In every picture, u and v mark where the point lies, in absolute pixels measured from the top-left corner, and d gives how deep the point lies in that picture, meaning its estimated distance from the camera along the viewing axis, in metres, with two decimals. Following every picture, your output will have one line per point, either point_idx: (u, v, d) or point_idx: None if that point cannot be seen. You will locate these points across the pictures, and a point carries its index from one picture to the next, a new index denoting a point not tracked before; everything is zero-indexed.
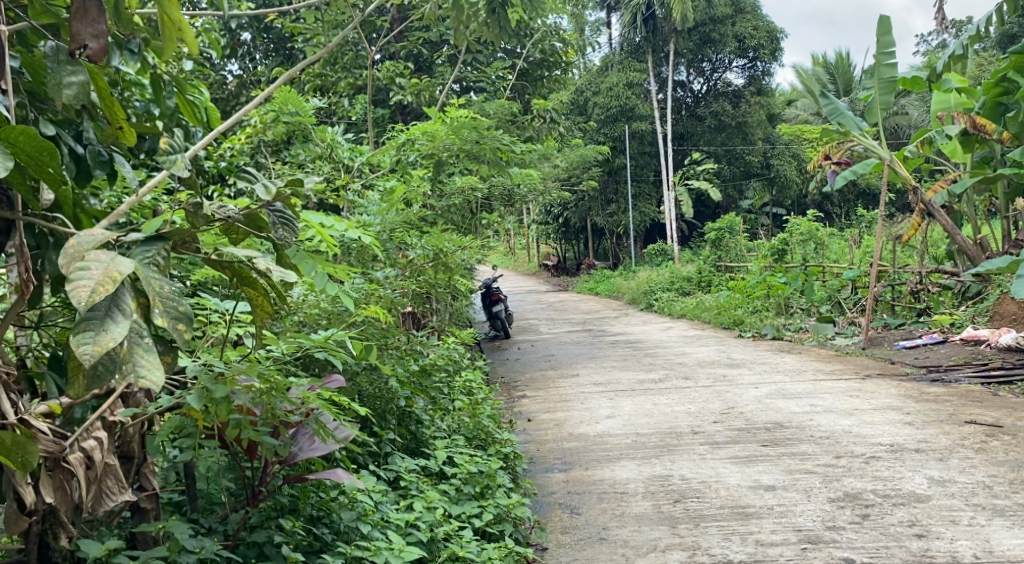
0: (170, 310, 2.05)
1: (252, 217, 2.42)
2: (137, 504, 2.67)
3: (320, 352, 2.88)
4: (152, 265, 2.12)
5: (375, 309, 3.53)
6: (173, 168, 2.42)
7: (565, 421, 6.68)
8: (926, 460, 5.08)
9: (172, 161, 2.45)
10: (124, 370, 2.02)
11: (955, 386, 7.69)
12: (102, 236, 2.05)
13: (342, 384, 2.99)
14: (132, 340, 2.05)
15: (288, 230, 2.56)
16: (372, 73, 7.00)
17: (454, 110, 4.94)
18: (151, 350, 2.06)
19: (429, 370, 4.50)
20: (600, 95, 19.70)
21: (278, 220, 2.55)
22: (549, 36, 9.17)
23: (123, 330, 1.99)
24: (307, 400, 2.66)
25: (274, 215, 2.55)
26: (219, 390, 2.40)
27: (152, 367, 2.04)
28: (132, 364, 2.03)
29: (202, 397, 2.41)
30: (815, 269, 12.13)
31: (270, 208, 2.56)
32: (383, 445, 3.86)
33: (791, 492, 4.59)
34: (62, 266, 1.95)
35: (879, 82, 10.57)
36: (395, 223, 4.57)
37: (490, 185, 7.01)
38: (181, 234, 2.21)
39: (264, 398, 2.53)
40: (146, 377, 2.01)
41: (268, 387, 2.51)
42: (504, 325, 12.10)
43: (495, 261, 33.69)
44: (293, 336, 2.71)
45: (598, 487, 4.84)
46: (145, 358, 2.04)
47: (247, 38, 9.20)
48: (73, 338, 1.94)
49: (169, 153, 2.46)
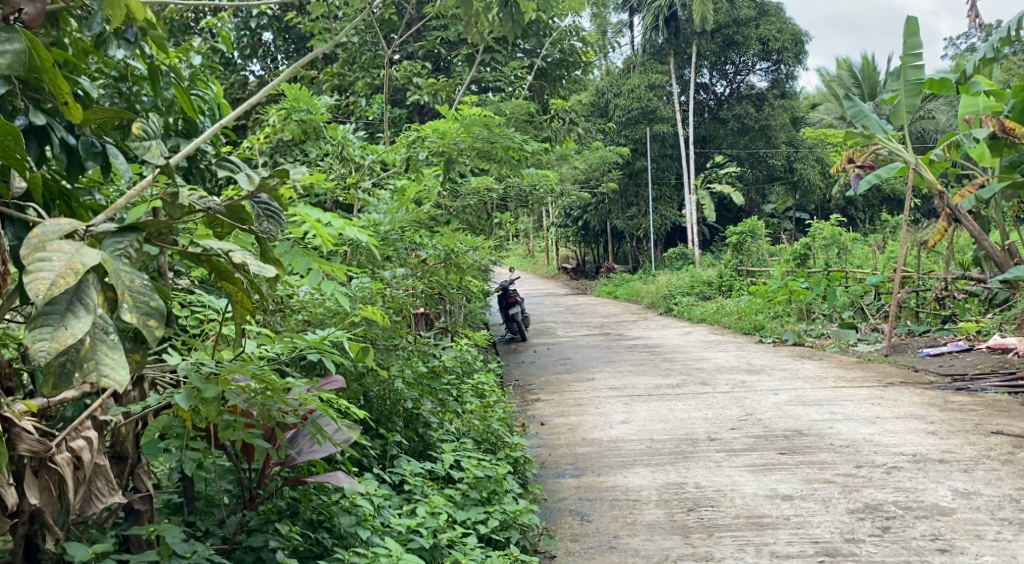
0: (140, 306, 1.97)
1: (234, 208, 2.36)
2: (131, 506, 2.56)
3: (314, 352, 2.79)
4: (123, 257, 2.06)
5: (374, 309, 3.41)
6: (145, 155, 2.36)
7: (579, 425, 6.57)
8: (950, 471, 4.94)
9: (146, 147, 2.38)
10: (85, 369, 1.95)
11: (981, 395, 7.52)
12: (68, 227, 2.00)
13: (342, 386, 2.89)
14: (96, 336, 1.98)
15: (274, 223, 2.53)
16: (388, 71, 6.94)
17: (467, 108, 4.85)
18: (116, 347, 1.99)
19: (438, 372, 4.39)
20: (621, 97, 19.59)
21: (264, 212, 2.53)
22: (569, 37, 9.10)
23: (85, 325, 1.91)
24: (305, 401, 2.56)
25: (258, 206, 2.54)
26: (210, 390, 2.32)
27: (117, 365, 1.97)
28: (95, 361, 1.96)
29: (192, 398, 2.33)
30: (838, 274, 11.95)
31: (255, 199, 2.55)
32: (389, 448, 3.77)
33: (810, 502, 4.47)
34: (22, 257, 1.88)
35: (905, 85, 10.42)
36: (405, 222, 4.44)
37: (506, 185, 6.93)
38: (155, 224, 2.15)
39: (259, 400, 2.44)
40: (108, 376, 1.94)
41: (263, 387, 2.42)
42: (520, 328, 12.01)
43: (514, 263, 33.56)
44: (288, 336, 2.62)
45: (610, 494, 4.73)
46: (109, 356, 1.97)
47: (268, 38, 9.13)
48: (29, 334, 1.86)
49: (144, 140, 2.40)
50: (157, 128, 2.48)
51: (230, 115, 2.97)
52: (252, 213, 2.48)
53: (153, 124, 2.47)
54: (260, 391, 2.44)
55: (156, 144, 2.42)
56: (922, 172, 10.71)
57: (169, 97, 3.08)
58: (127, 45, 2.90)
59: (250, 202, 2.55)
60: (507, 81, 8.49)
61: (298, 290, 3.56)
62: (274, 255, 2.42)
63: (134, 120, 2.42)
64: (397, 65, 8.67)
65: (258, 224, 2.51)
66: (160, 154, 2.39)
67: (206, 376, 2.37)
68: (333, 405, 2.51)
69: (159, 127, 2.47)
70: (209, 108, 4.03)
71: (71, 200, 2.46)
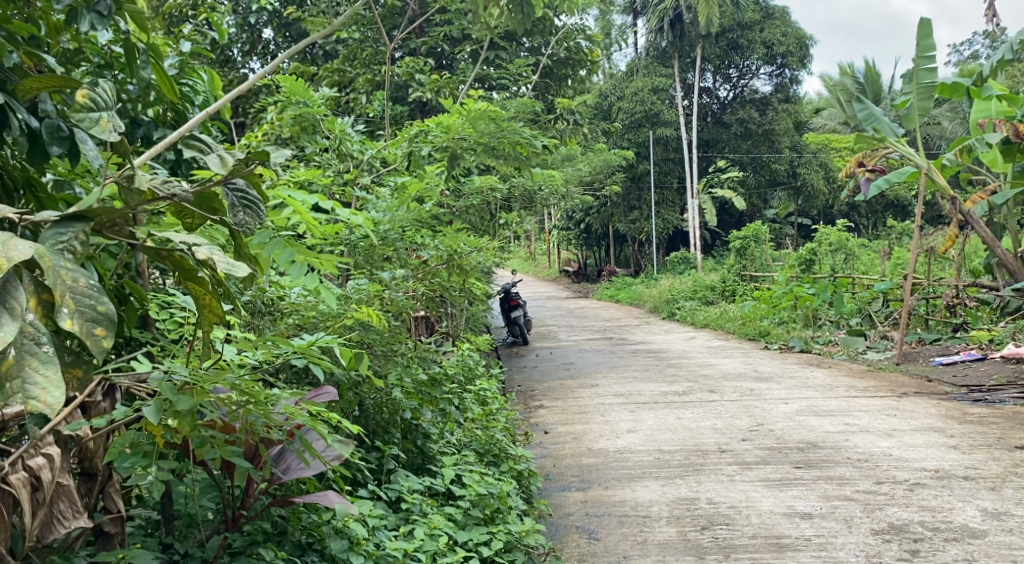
0: (84, 311, 1.83)
1: (205, 195, 2.16)
2: (99, 529, 2.29)
3: (298, 359, 2.54)
4: (66, 252, 1.88)
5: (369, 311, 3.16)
6: (93, 129, 2.10)
7: (584, 434, 6.33)
8: (977, 490, 4.71)
9: (93, 120, 2.11)
10: (11, 388, 1.77)
11: (998, 408, 7.29)
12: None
13: (334, 398, 2.63)
14: (24, 348, 1.79)
15: (250, 214, 2.35)
16: (389, 66, 6.67)
17: (472, 101, 4.49)
18: (49, 362, 1.81)
19: (439, 379, 4.05)
20: (625, 99, 19.31)
21: (240, 202, 2.35)
22: (575, 34, 8.85)
23: (9, 333, 1.73)
24: (293, 414, 2.30)
25: (233, 195, 2.35)
26: (183, 402, 2.08)
27: (48, 384, 1.79)
28: (21, 380, 1.78)
29: (161, 410, 2.09)
30: (845, 280, 11.54)
31: (228, 184, 2.35)
32: (385, 462, 3.52)
33: (830, 521, 4.23)
34: None
35: (917, 88, 10.18)
36: (406, 221, 4.16)
37: (510, 185, 6.70)
38: (109, 213, 1.97)
39: (241, 414, 2.21)
40: (37, 398, 1.77)
41: (246, 398, 2.17)
42: (522, 332, 11.79)
43: (513, 267, 33.24)
44: (271, 340, 2.37)
45: (618, 509, 4.50)
46: (39, 372, 1.79)
47: (268, 35, 8.87)
48: None
49: (92, 111, 2.13)
50: (111, 96, 2.20)
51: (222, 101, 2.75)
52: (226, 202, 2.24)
53: (105, 92, 2.19)
54: (242, 404, 2.19)
55: (108, 117, 2.15)
56: (933, 177, 10.43)
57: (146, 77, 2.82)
58: (97, 18, 2.59)
59: (224, 188, 2.36)
60: (512, 79, 8.22)
61: (289, 292, 3.28)
62: (248, 250, 2.19)
63: (79, 88, 2.13)
64: (398, 62, 8.41)
65: (233, 214, 2.33)
66: (112, 128, 2.12)
67: (177, 387, 2.13)
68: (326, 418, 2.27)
69: (110, 96, 2.19)
70: (203, 101, 3.84)
71: (37, 190, 2.28)
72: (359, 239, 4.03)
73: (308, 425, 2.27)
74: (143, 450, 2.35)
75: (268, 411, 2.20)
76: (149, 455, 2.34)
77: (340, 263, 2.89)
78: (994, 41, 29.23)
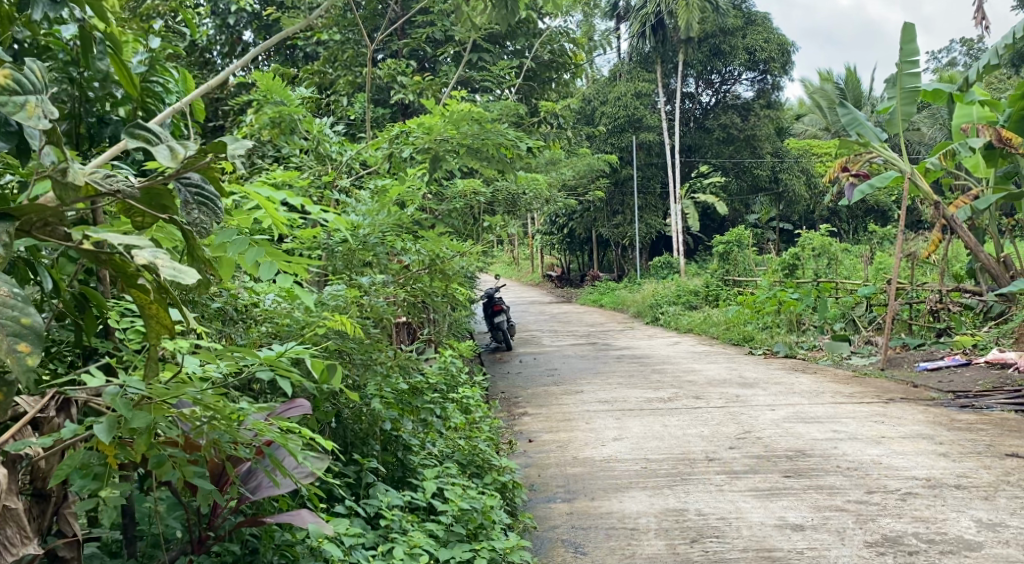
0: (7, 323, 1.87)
1: (153, 192, 2.08)
2: (54, 554, 2.13)
3: (265, 371, 2.39)
4: None
5: (341, 318, 2.94)
6: (21, 118, 2.01)
7: (569, 443, 6.21)
8: (970, 499, 4.62)
9: (21, 105, 2.03)
10: None
11: (986, 414, 7.21)
12: None
13: (307, 412, 2.49)
14: None
15: (206, 212, 2.25)
16: (370, 67, 6.52)
17: (454, 101, 4.33)
18: None
19: (420, 389, 3.95)
20: (608, 104, 19.21)
21: (195, 199, 2.24)
22: (559, 38, 8.75)
23: None
24: (261, 431, 2.17)
25: (187, 191, 2.24)
26: (139, 419, 1.97)
27: None
28: None
29: (114, 428, 1.97)
30: (828, 285, 11.60)
31: (181, 179, 2.24)
32: (363, 476, 3.37)
33: (823, 533, 4.13)
34: None
35: (901, 92, 10.09)
36: (387, 226, 4.00)
37: (494, 189, 6.54)
38: (37, 213, 1.93)
39: (206, 430, 2.08)
40: None
41: (209, 413, 2.05)
42: (505, 337, 11.65)
43: (496, 270, 33.10)
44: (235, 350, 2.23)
45: (605, 521, 4.37)
46: None
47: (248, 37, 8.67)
48: None
49: (19, 95, 2.04)
50: (39, 77, 2.12)
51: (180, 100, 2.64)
52: (178, 201, 2.19)
53: (34, 74, 2.11)
54: (207, 418, 2.06)
55: (37, 101, 2.06)
56: (916, 181, 10.37)
57: (102, 68, 2.74)
58: (49, 3, 2.55)
59: (177, 183, 2.24)
60: (496, 82, 8.02)
61: (263, 299, 3.16)
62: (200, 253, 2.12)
63: (4, 70, 2.06)
64: (379, 65, 8.25)
65: (186, 212, 2.23)
66: (40, 113, 2.04)
67: (132, 402, 2.01)
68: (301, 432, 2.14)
69: (39, 77, 2.11)
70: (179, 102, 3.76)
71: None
72: (338, 243, 3.89)
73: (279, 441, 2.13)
74: (94, 472, 2.16)
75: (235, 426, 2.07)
76: (99, 477, 2.17)
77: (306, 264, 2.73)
78: (973, 47, 29.39)
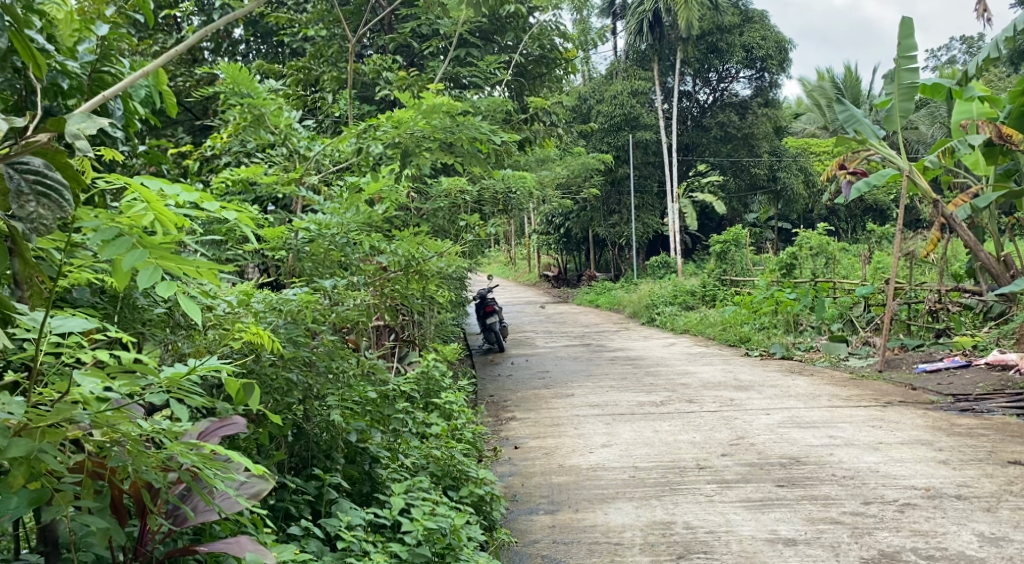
0: None
1: None
2: None
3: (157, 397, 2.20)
4: None
5: (256, 331, 2.65)
6: None
7: (556, 449, 6.00)
8: (971, 510, 4.42)
9: None
10: None
11: (988, 419, 7.00)
12: None
13: (241, 430, 2.35)
14: None
15: (46, 206, 2.06)
16: (352, 61, 6.27)
17: (428, 94, 4.03)
18: None
19: (392, 396, 3.70)
20: (604, 103, 18.94)
21: (33, 190, 2.06)
22: (549, 31, 8.47)
23: None
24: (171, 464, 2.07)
25: (23, 180, 2.06)
26: (17, 447, 1.88)
27: None
28: None
29: None
30: (825, 285, 11.37)
31: (17, 165, 2.06)
32: (324, 493, 3.19)
33: (816, 548, 3.94)
34: None
35: (900, 88, 9.87)
36: (355, 225, 3.77)
37: (480, 187, 6.29)
38: None
39: (111, 456, 2.02)
40: None
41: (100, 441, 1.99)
42: (498, 338, 11.42)
43: (492, 270, 32.78)
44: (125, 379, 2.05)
45: (589, 535, 4.16)
46: None
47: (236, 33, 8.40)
48: None
49: None
50: None
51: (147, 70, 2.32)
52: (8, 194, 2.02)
53: None
54: (120, 444, 2.01)
55: None
56: (916, 179, 10.14)
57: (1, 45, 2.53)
58: None
59: (13, 171, 2.05)
60: (483, 78, 7.72)
61: (218, 305, 2.86)
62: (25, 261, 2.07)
63: None
64: (365, 61, 7.98)
65: (20, 204, 2.04)
66: None
67: (11, 429, 1.91)
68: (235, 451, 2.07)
69: None
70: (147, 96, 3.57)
71: None
72: (304, 241, 3.66)
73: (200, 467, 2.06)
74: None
75: (145, 453, 2.02)
76: None
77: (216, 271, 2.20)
78: (972, 44, 29.15)
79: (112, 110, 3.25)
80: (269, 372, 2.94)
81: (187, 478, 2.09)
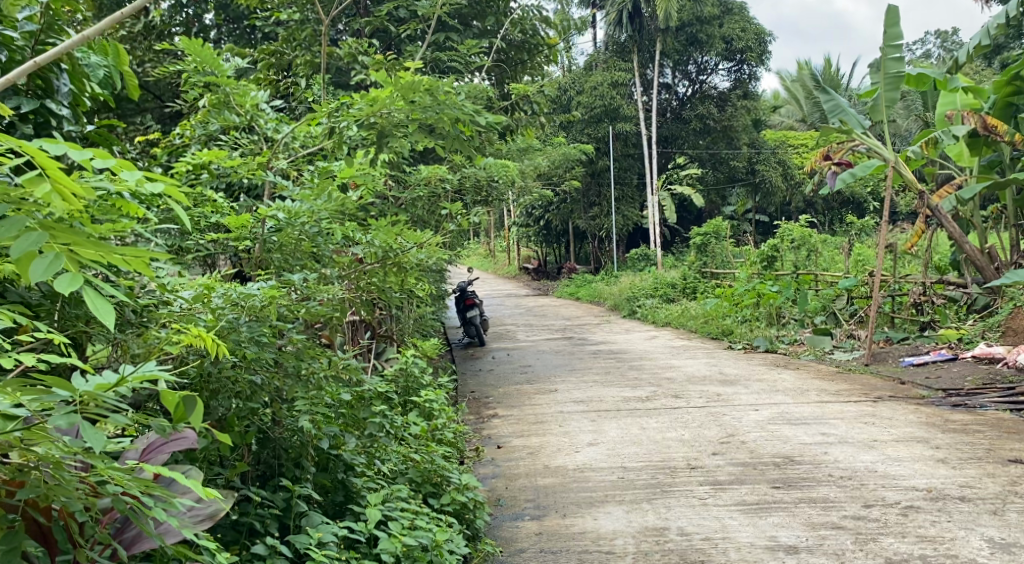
0: None
1: None
2: None
3: (63, 419, 1.87)
4: None
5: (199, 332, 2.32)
6: None
7: (541, 449, 5.76)
8: (977, 513, 4.22)
9: None
10: None
11: (980, 415, 6.83)
12: None
13: (191, 445, 2.23)
14: None
15: None
16: (327, 45, 5.89)
17: (406, 73, 3.67)
18: None
19: (367, 399, 3.43)
20: (583, 94, 18.64)
21: None
22: (530, 17, 8.19)
23: None
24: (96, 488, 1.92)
25: None
26: None
27: None
28: None
29: None
30: (807, 277, 11.20)
31: None
32: (292, 505, 2.93)
33: (819, 557, 3.73)
34: None
35: (885, 78, 9.59)
36: (327, 213, 3.48)
37: (461, 176, 6.01)
38: None
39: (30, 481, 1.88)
40: None
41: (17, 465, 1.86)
42: (479, 332, 11.14)
43: (470, 262, 32.48)
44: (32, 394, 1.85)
45: (578, 543, 3.93)
46: None
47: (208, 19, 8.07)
48: None
49: None
50: None
51: (89, 30, 2.09)
52: None
53: None
54: (42, 468, 1.87)
55: None
56: (901, 170, 9.90)
57: None
58: None
59: None
60: (463, 63, 7.39)
61: (175, 300, 2.66)
62: None
63: None
64: (340, 45, 7.64)
65: None
66: None
67: None
68: (175, 473, 1.92)
69: None
70: (106, 77, 3.30)
71: None
72: (272, 231, 3.40)
73: (139, 493, 1.91)
74: None
75: (69, 480, 1.88)
76: None
77: (140, 256, 1.90)
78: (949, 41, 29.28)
79: (58, 87, 3.04)
80: (229, 375, 2.68)
81: (122, 506, 1.94)
